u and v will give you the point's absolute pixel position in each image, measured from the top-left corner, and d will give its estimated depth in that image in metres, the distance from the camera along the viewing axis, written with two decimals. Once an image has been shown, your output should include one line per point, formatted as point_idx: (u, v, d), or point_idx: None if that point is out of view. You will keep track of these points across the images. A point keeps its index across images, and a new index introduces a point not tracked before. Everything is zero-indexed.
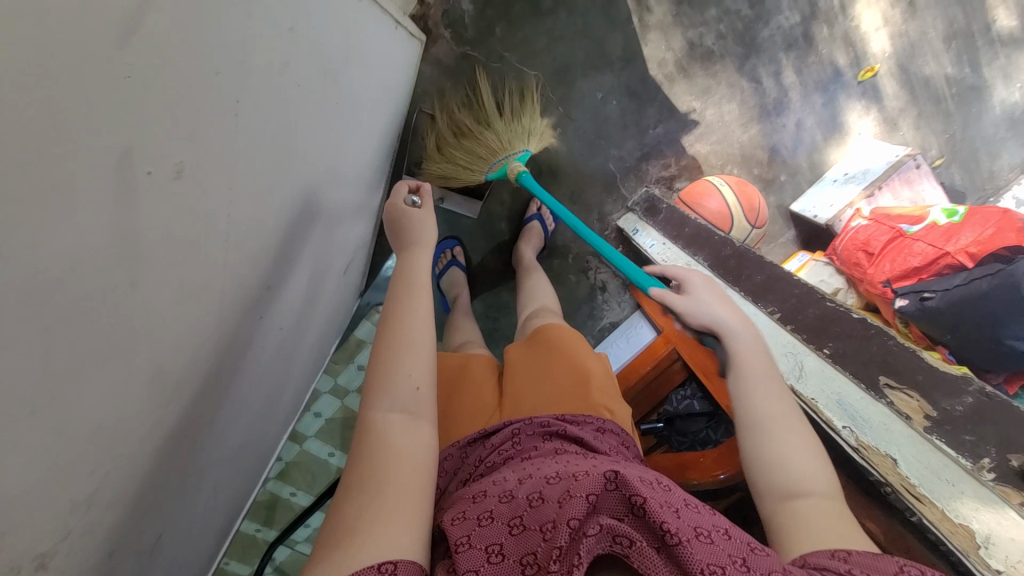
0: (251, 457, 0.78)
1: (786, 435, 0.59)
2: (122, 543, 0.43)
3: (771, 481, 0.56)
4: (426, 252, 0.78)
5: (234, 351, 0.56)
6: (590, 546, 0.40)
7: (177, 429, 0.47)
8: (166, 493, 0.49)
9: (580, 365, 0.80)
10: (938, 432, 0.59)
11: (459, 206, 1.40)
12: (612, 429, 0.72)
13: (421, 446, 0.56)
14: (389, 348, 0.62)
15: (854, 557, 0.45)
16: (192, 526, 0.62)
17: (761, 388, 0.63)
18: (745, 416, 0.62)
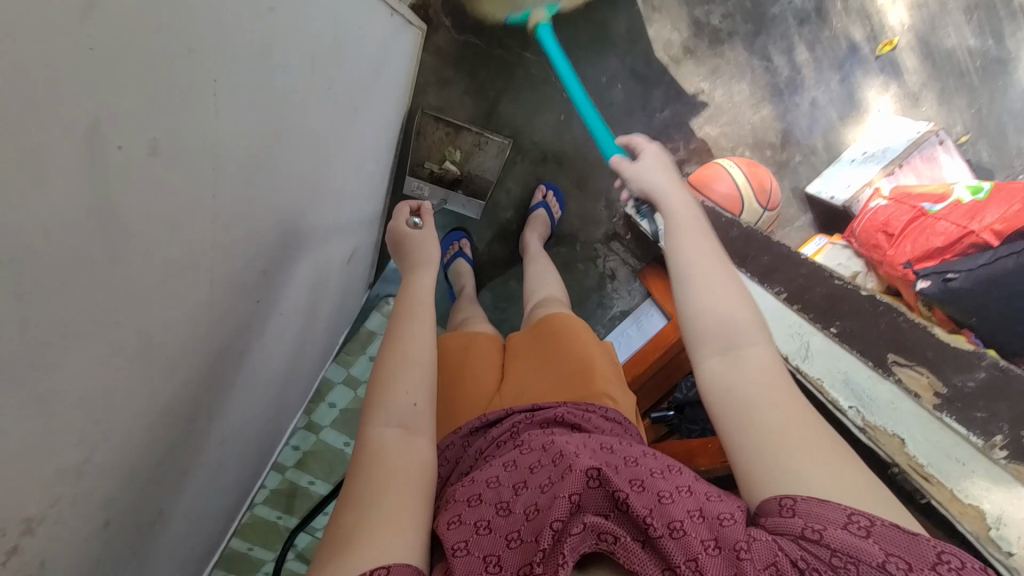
0: (257, 440, 0.79)
1: (715, 279, 0.56)
2: (119, 514, 0.44)
3: (703, 329, 0.53)
4: (428, 270, 0.77)
5: (234, 335, 0.57)
6: (575, 546, 0.40)
7: (172, 407, 0.48)
8: (165, 468, 0.50)
9: (586, 358, 0.78)
10: (949, 410, 0.57)
11: (462, 206, 1.39)
12: (614, 416, 0.69)
13: (418, 459, 0.55)
14: (392, 358, 0.62)
15: (801, 505, 0.41)
16: (196, 505, 0.64)
17: (685, 238, 0.61)
18: (675, 265, 0.59)
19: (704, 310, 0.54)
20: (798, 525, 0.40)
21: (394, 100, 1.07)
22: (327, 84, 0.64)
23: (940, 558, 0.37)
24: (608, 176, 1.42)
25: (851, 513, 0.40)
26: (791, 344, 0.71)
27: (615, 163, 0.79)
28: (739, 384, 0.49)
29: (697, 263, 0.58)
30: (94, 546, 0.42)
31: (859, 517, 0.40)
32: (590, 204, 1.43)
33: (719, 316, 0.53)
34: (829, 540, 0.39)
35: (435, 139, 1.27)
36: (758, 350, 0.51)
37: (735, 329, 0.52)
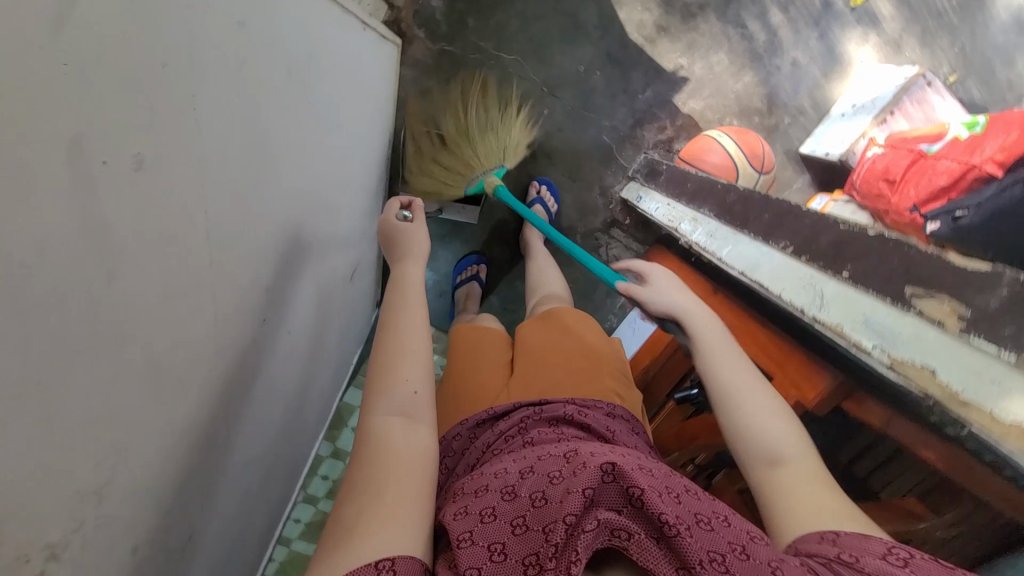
0: (279, 463, 0.79)
1: (756, 398, 0.63)
2: (147, 541, 0.44)
3: (754, 451, 0.59)
4: (417, 261, 0.79)
5: (244, 353, 0.58)
6: (589, 543, 0.40)
7: (190, 428, 0.47)
8: (189, 493, 0.50)
9: (590, 354, 0.80)
10: (975, 332, 0.54)
11: (457, 214, 1.45)
12: (622, 413, 0.72)
13: (419, 448, 0.56)
14: (387, 353, 0.63)
15: (841, 538, 0.48)
16: (226, 531, 0.64)
17: (721, 363, 0.67)
18: (718, 388, 0.65)
19: (752, 430, 0.60)
20: (834, 548, 0.47)
21: (379, 115, 1.09)
22: (307, 98, 0.64)
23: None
24: (599, 164, 1.42)
25: (891, 548, 0.46)
26: (801, 296, 0.68)
27: (621, 288, 0.79)
28: (795, 494, 0.55)
29: (741, 387, 0.64)
30: (125, 574, 0.42)
31: (898, 550, 0.45)
32: (585, 194, 1.43)
33: (767, 435, 0.59)
34: (864, 558, 0.44)
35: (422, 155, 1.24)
36: (806, 467, 0.57)
37: (784, 449, 0.58)
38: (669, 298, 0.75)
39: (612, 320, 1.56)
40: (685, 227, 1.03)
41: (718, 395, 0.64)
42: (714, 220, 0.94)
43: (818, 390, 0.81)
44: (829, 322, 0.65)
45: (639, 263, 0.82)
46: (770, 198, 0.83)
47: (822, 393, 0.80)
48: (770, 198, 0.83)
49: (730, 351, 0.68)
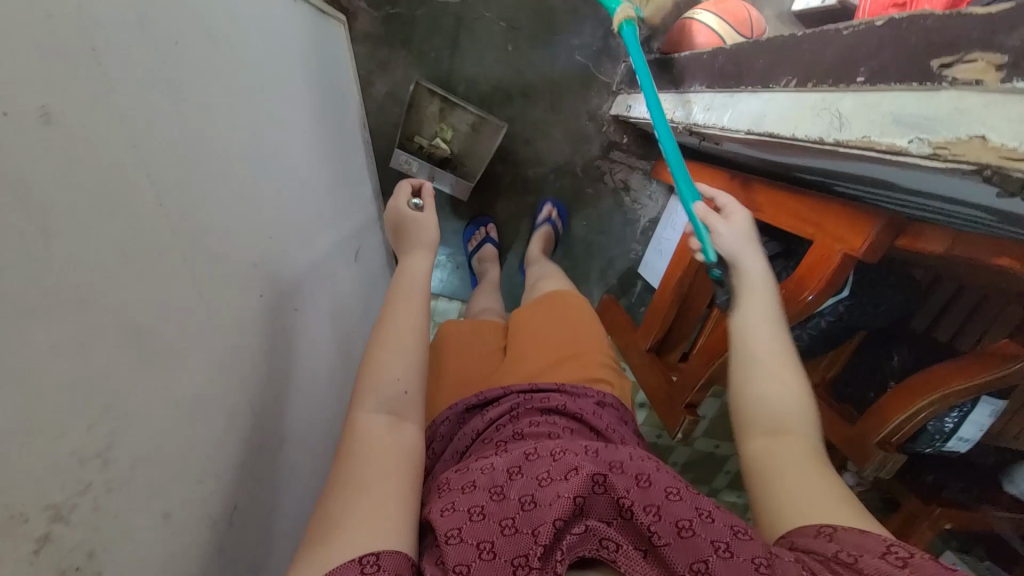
0: (323, 439, 0.80)
1: (782, 372, 0.71)
2: (182, 507, 0.44)
3: (758, 415, 0.69)
4: (427, 253, 0.87)
5: (245, 330, 0.57)
6: (574, 544, 0.50)
7: (203, 397, 0.48)
8: (221, 463, 0.51)
9: (578, 345, 0.94)
10: (1018, 77, 0.38)
11: (449, 186, 1.36)
12: (610, 402, 0.84)
13: (406, 443, 0.65)
14: (386, 346, 0.71)
15: (839, 534, 0.53)
16: (279, 504, 0.65)
17: (758, 312, 0.76)
18: (746, 350, 0.74)
19: (764, 396, 0.70)
20: (831, 546, 0.52)
21: (343, 94, 1.08)
22: (244, 65, 0.62)
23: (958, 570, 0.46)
24: (580, 88, 1.35)
25: (891, 546, 0.50)
26: (820, 122, 0.59)
27: (702, 212, 0.83)
28: (779, 460, 0.64)
29: (766, 358, 0.72)
30: (163, 542, 0.42)
31: (897, 549, 0.50)
32: (574, 123, 1.39)
33: (777, 404, 0.68)
34: (861, 560, 0.49)
35: (430, 113, 1.29)
36: (801, 440, 0.66)
37: (789, 420, 0.67)
38: (738, 244, 0.81)
39: (639, 248, 1.53)
40: (680, 113, 0.97)
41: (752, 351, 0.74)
42: (708, 93, 0.87)
43: (865, 238, 0.72)
44: (853, 139, 0.55)
45: (722, 196, 0.87)
46: (759, 41, 0.73)
47: (870, 239, 0.71)
48: (759, 41, 0.73)
49: (773, 309, 0.76)
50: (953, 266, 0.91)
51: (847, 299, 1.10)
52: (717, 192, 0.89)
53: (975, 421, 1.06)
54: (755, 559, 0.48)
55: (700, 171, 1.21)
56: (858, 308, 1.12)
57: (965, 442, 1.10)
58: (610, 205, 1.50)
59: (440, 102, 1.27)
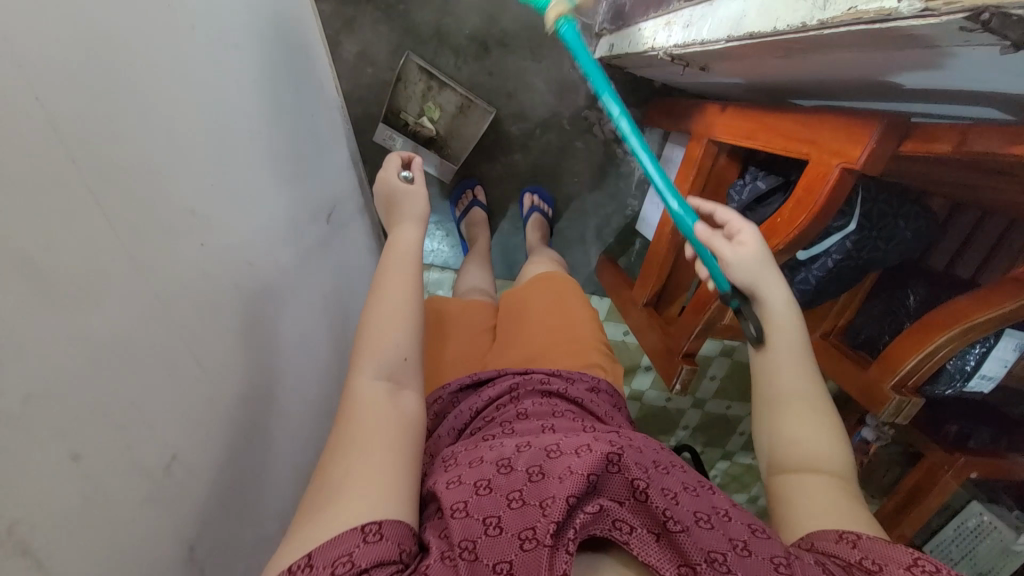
0: (291, 404, 0.76)
1: (810, 412, 0.67)
2: (101, 447, 0.42)
3: (790, 458, 0.65)
4: (416, 224, 0.81)
5: (190, 274, 0.54)
6: (586, 523, 0.46)
7: (127, 338, 0.45)
8: (158, 412, 0.48)
9: (571, 329, 0.91)
10: None
11: (434, 167, 1.35)
12: (604, 387, 0.82)
13: (404, 410, 0.61)
14: (377, 310, 0.67)
15: (862, 543, 0.52)
16: (239, 465, 0.62)
17: (788, 353, 0.70)
18: (774, 391, 0.69)
19: (793, 439, 0.65)
20: (855, 552, 0.51)
21: (313, 48, 1.01)
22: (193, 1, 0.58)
23: None
24: (560, 33, 1.29)
25: (917, 557, 0.49)
26: (802, 5, 0.52)
27: (704, 237, 0.72)
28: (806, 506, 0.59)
29: (793, 398, 0.68)
30: (77, 482, 0.40)
31: (924, 561, 0.48)
32: (557, 71, 1.32)
33: (806, 446, 0.64)
34: (886, 568, 0.48)
35: (416, 90, 1.25)
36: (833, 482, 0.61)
37: (820, 463, 0.63)
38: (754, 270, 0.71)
39: (636, 203, 1.46)
40: (661, 37, 0.89)
41: (773, 388, 0.69)
42: (690, 8, 0.79)
43: (863, 146, 0.65)
44: (839, 14, 0.48)
45: (728, 214, 0.76)
46: None
47: (868, 148, 0.64)
48: None
49: (800, 346, 0.71)
50: (972, 184, 0.82)
51: (855, 234, 1.03)
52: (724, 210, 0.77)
53: (999, 357, 0.99)
54: (774, 559, 0.46)
55: (696, 106, 1.14)
56: (870, 243, 1.04)
57: (988, 381, 1.02)
58: (602, 158, 1.42)
59: (429, 89, 1.26)
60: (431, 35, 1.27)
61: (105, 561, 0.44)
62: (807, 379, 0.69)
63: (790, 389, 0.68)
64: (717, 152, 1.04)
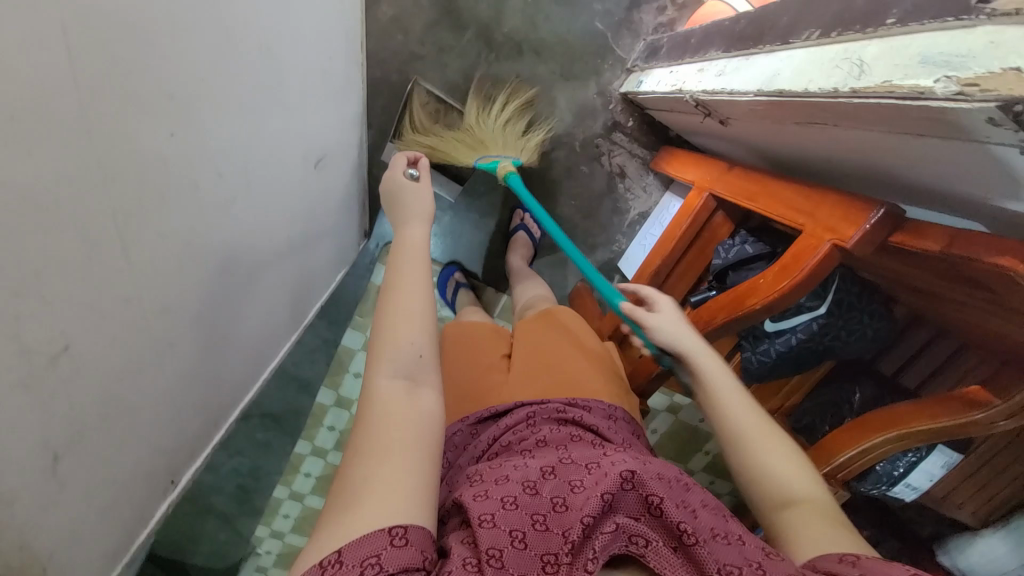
0: (221, 341, 0.69)
1: (764, 440, 0.67)
2: (29, 308, 0.37)
3: (767, 495, 0.63)
4: (421, 223, 0.77)
5: (149, 162, 0.48)
6: (605, 543, 0.46)
7: (75, 194, 0.40)
8: (88, 291, 0.42)
9: (589, 360, 0.88)
10: None
11: (439, 187, 1.36)
12: (622, 415, 0.78)
13: (423, 410, 0.56)
14: (388, 310, 0.62)
15: (861, 561, 0.51)
16: (154, 388, 0.55)
17: (727, 392, 0.72)
18: (727, 431, 0.69)
19: (764, 474, 0.64)
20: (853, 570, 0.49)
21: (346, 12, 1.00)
22: None
23: None
24: (592, 58, 1.32)
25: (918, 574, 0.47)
26: (838, 72, 0.55)
27: (630, 312, 0.82)
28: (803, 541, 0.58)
29: (749, 431, 0.68)
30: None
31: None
32: (581, 92, 1.34)
33: (778, 479, 0.63)
34: None
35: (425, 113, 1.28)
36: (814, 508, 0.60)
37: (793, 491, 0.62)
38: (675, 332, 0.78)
39: (623, 241, 1.45)
40: (690, 82, 0.91)
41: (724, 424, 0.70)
42: (724, 58, 0.81)
43: (857, 227, 0.67)
44: (873, 85, 0.50)
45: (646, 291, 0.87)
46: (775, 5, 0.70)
47: (862, 230, 0.66)
48: (775, 5, 0.70)
49: (733, 384, 0.73)
50: (929, 292, 0.86)
51: (823, 318, 1.06)
52: (642, 288, 0.88)
53: (926, 470, 1.00)
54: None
55: (703, 159, 1.17)
56: (834, 330, 1.07)
57: (911, 490, 1.04)
58: (603, 188, 1.42)
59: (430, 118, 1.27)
60: (470, 23, 1.28)
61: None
62: (752, 412, 0.70)
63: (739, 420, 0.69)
64: (713, 210, 1.08)
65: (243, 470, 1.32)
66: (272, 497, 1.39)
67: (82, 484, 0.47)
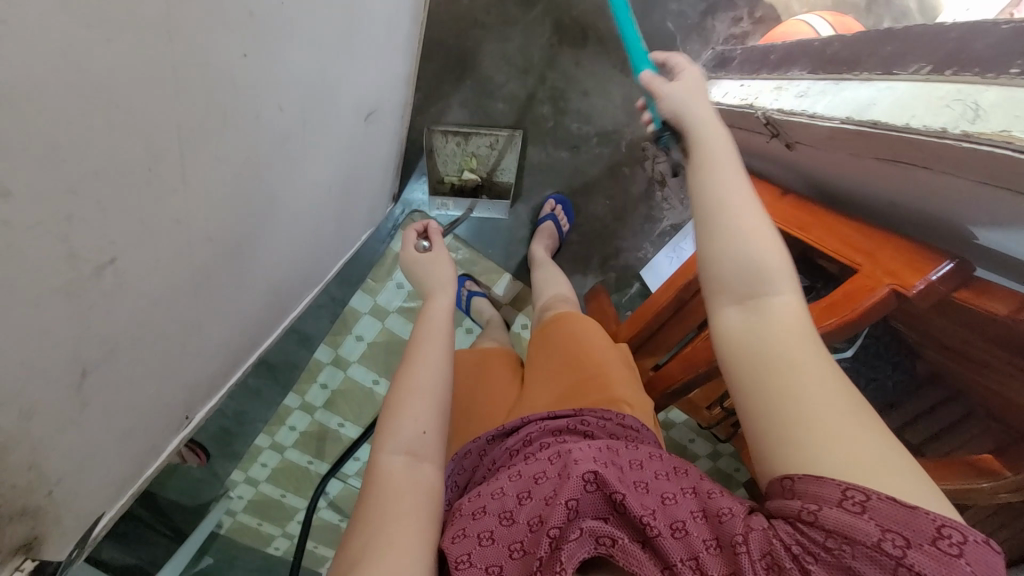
0: (250, 283, 0.67)
1: (742, 225, 0.53)
2: (90, 209, 0.35)
3: (726, 283, 0.52)
4: (444, 292, 0.74)
5: (219, 79, 0.44)
6: (572, 552, 0.44)
7: (153, 99, 0.37)
8: (146, 204, 0.40)
9: (603, 367, 0.81)
10: None
11: (488, 210, 1.33)
12: (631, 422, 0.71)
13: (422, 491, 0.53)
14: (398, 387, 0.61)
15: (799, 484, 0.42)
16: (184, 320, 0.53)
17: (719, 164, 0.57)
18: (702, 209, 0.55)
19: (731, 262, 0.52)
20: (795, 504, 0.42)
21: (409, 24, 1.00)
22: None
23: (940, 532, 0.37)
24: (656, 56, 1.29)
25: (845, 488, 0.40)
26: (944, 116, 0.53)
27: (645, 80, 0.67)
28: (769, 398, 0.46)
29: (726, 204, 0.54)
30: (58, 238, 0.33)
31: (853, 492, 0.40)
32: (638, 90, 1.31)
33: (744, 264, 0.51)
34: (821, 514, 0.40)
35: (449, 151, 1.30)
36: (779, 307, 0.50)
37: (758, 282, 0.51)
38: (685, 95, 0.63)
39: (649, 249, 1.40)
40: (763, 99, 0.88)
41: (704, 204, 0.55)
42: (807, 80, 0.79)
43: (923, 275, 0.64)
44: (990, 133, 0.47)
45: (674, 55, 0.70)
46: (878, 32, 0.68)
47: (928, 279, 0.64)
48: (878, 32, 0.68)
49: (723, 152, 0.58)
50: (957, 350, 0.82)
51: None
52: (671, 54, 0.71)
53: None
54: (735, 539, 0.43)
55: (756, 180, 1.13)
56: (853, 372, 1.09)
57: None
58: (640, 193, 1.38)
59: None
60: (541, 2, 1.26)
61: (17, 350, 0.33)
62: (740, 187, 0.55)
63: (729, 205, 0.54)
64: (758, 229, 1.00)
65: (229, 413, 1.27)
66: (253, 444, 1.38)
67: (102, 405, 0.45)
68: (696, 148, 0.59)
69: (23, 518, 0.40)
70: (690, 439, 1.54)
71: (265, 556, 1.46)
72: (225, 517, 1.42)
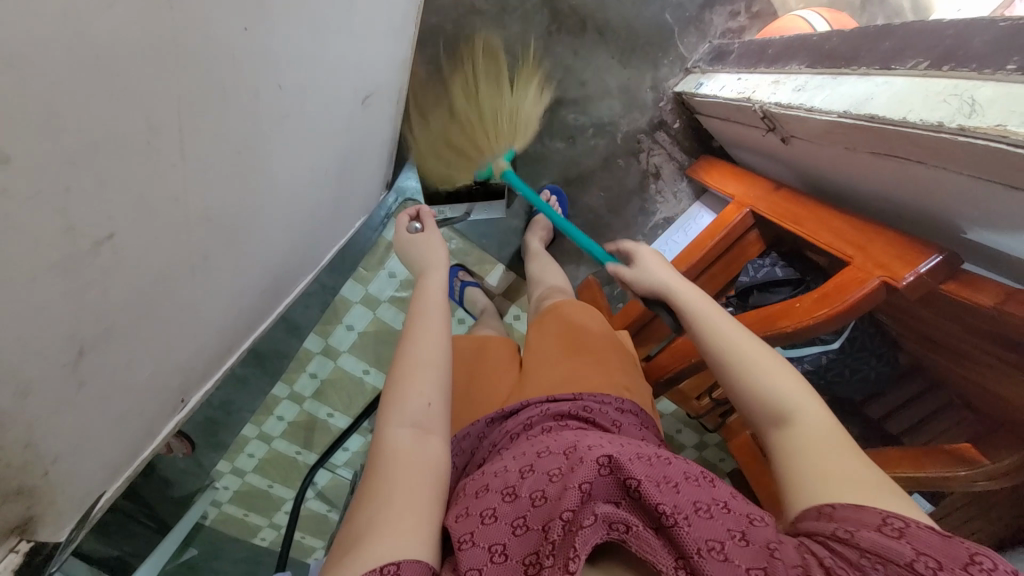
0: (244, 266, 0.65)
1: (752, 361, 0.64)
2: (89, 179, 0.33)
3: (759, 413, 0.61)
4: (439, 271, 0.74)
5: (220, 52, 0.43)
6: (586, 538, 0.42)
7: (155, 70, 0.36)
8: (144, 180, 0.39)
9: (600, 352, 0.83)
10: None
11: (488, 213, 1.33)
12: (630, 407, 0.74)
13: (431, 462, 0.53)
14: (402, 363, 0.61)
15: (838, 512, 0.49)
16: (179, 303, 0.52)
17: (715, 318, 0.70)
18: (714, 361, 0.67)
19: (756, 395, 0.61)
20: (830, 525, 0.48)
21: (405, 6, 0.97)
22: None
23: (974, 559, 0.42)
24: (654, 48, 1.29)
25: (885, 517, 0.47)
26: (942, 109, 0.54)
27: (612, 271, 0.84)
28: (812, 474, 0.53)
29: (738, 349, 0.65)
30: (57, 210, 0.32)
31: (892, 520, 0.46)
32: (635, 81, 1.31)
33: (767, 397, 0.61)
34: (856, 535, 0.45)
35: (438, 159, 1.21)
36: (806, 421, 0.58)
37: (782, 405, 0.59)
38: (654, 275, 0.79)
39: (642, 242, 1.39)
40: (761, 92, 0.88)
41: (715, 355, 0.67)
42: (805, 74, 0.80)
43: (912, 269, 0.66)
44: (987, 126, 0.48)
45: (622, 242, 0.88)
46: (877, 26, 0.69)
47: (917, 272, 0.66)
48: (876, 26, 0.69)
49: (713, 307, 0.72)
50: (940, 342, 0.84)
51: (833, 352, 1.05)
52: (619, 241, 0.89)
53: None
54: (770, 545, 0.45)
55: (748, 174, 1.14)
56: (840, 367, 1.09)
57: None
58: (634, 185, 1.37)
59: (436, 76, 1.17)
60: None
61: (15, 326, 0.32)
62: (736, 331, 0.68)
63: (734, 343, 0.66)
64: (750, 224, 1.05)
65: None
66: (241, 434, 1.34)
67: (99, 387, 0.44)
68: (689, 313, 0.72)
69: (17, 499, 0.39)
70: (677, 429, 1.56)
71: (252, 546, 1.48)
72: (210, 509, 1.40)
